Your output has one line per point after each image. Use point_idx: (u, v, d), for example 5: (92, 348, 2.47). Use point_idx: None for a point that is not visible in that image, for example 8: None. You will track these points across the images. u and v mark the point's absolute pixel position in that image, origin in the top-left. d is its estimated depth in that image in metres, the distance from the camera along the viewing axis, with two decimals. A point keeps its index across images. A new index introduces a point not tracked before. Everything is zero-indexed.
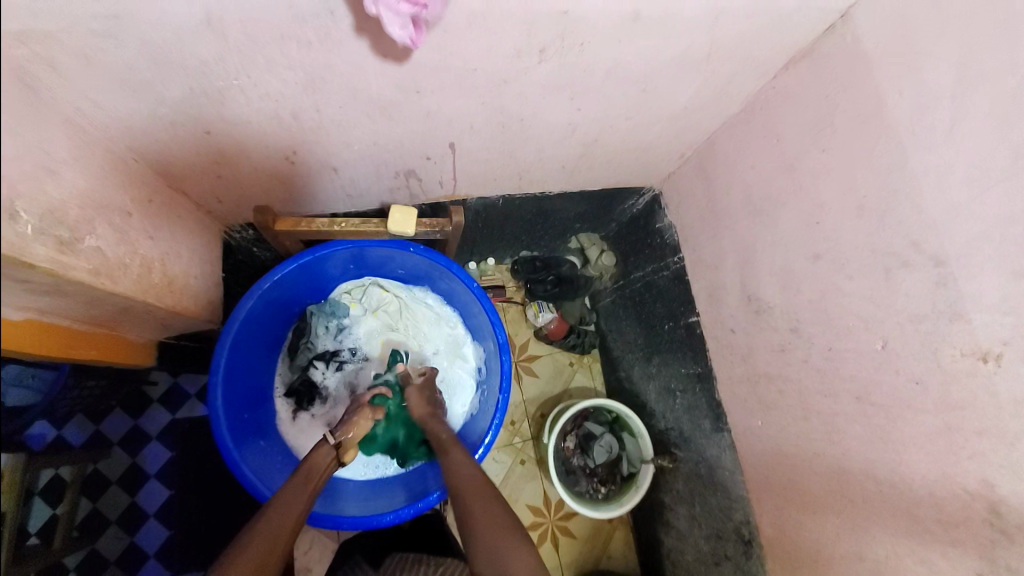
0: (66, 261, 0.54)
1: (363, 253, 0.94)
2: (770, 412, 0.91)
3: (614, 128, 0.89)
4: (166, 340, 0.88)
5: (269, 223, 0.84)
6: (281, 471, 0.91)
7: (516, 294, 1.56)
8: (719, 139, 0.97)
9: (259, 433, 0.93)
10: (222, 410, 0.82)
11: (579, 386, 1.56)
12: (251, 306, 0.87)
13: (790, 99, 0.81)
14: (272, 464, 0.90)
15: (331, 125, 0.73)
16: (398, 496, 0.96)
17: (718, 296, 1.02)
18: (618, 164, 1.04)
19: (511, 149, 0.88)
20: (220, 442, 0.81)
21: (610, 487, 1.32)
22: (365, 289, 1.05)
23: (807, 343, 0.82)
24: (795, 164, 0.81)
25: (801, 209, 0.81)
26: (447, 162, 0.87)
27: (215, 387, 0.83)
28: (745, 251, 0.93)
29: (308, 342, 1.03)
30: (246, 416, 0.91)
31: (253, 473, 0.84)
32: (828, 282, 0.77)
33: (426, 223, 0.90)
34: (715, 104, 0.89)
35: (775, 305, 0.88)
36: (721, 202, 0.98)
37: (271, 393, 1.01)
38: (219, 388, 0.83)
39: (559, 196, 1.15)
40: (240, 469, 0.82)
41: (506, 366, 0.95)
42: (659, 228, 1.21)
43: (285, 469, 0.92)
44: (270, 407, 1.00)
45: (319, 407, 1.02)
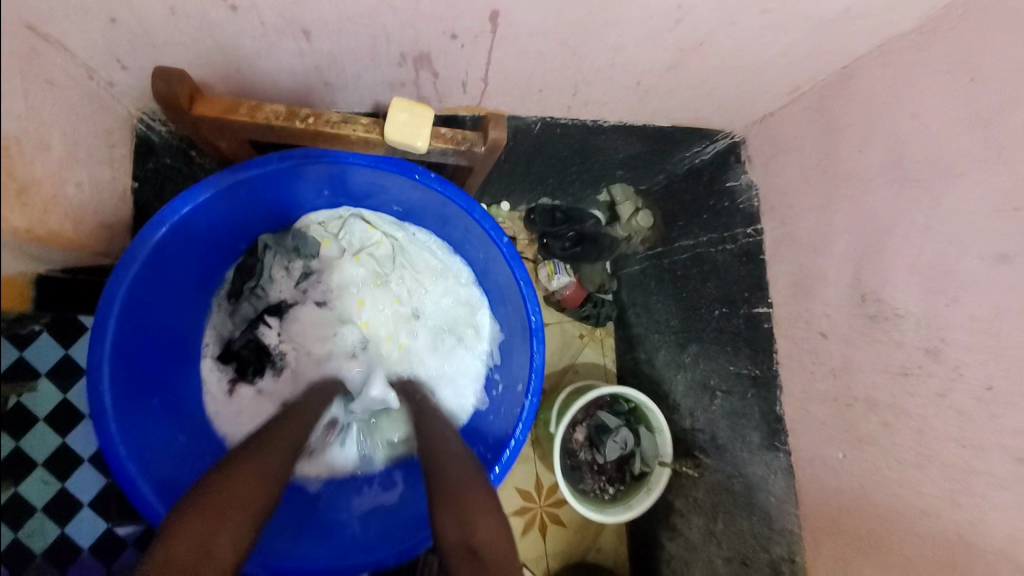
0: None
1: (343, 173, 0.67)
2: (861, 446, 0.71)
3: (736, 28, 0.60)
4: (49, 273, 0.58)
5: (183, 101, 0.55)
6: (198, 467, 0.70)
7: (527, 249, 1.29)
8: (867, 71, 0.69)
9: (176, 425, 0.70)
10: (105, 389, 0.59)
11: (587, 362, 1.34)
12: (163, 240, 0.62)
13: (1019, 13, 0.53)
14: (181, 462, 0.68)
15: None
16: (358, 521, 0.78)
17: (808, 288, 0.79)
18: (712, 90, 0.75)
19: (580, 41, 0.59)
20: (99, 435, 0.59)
21: (617, 487, 1.15)
22: (346, 222, 0.78)
23: (950, 373, 0.60)
24: (1003, 117, 0.54)
25: (996, 184, 0.55)
26: (480, 49, 0.58)
27: (96, 360, 0.59)
28: (870, 236, 0.69)
29: (260, 286, 0.78)
30: (156, 402, 0.67)
31: (148, 474, 0.62)
32: (1019, 297, 0.53)
33: (443, 137, 0.61)
34: (884, 11, 0.61)
35: (905, 314, 0.64)
36: (846, 161, 0.72)
37: (199, 356, 0.77)
38: (103, 361, 0.59)
39: (613, 129, 0.86)
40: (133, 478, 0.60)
41: (537, 358, 0.72)
42: (731, 189, 0.95)
43: (209, 473, 0.71)
44: (200, 383, 0.76)
45: (267, 379, 0.79)
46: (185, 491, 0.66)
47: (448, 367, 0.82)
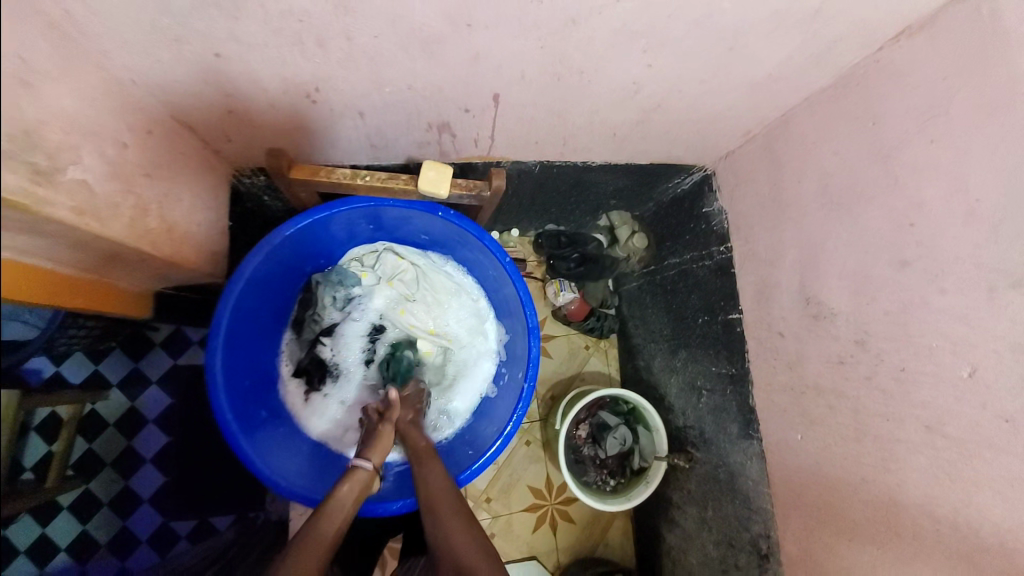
0: (44, 195, 0.45)
1: (379, 213, 0.85)
2: (814, 427, 0.84)
3: (683, 93, 0.77)
4: (164, 291, 0.80)
5: (284, 169, 0.74)
6: (286, 447, 0.86)
7: (537, 270, 1.47)
8: (798, 118, 0.85)
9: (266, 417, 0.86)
10: (222, 384, 0.75)
11: (593, 371, 1.49)
12: (257, 265, 0.79)
13: (902, 76, 0.69)
14: (275, 443, 0.84)
15: (361, 59, 0.61)
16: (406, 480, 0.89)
17: (768, 295, 0.93)
18: (675, 137, 0.92)
19: (562, 108, 0.77)
20: (219, 420, 0.75)
21: (619, 480, 1.28)
22: (379, 255, 0.96)
23: (874, 359, 0.73)
24: (895, 155, 0.69)
25: (893, 208, 0.69)
26: (487, 117, 0.77)
27: (212, 353, 0.75)
28: (810, 250, 0.83)
29: (316, 313, 0.95)
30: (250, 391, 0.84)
31: (254, 450, 0.78)
32: (915, 295, 0.67)
33: (460, 185, 0.79)
34: (803, 76, 0.77)
35: (840, 314, 0.78)
36: (789, 190, 0.87)
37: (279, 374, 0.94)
38: (217, 353, 0.75)
39: (599, 168, 1.03)
40: (241, 446, 0.76)
41: (534, 350, 0.88)
42: (707, 213, 1.10)
43: (294, 454, 0.86)
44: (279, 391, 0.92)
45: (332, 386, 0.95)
46: (282, 463, 0.82)
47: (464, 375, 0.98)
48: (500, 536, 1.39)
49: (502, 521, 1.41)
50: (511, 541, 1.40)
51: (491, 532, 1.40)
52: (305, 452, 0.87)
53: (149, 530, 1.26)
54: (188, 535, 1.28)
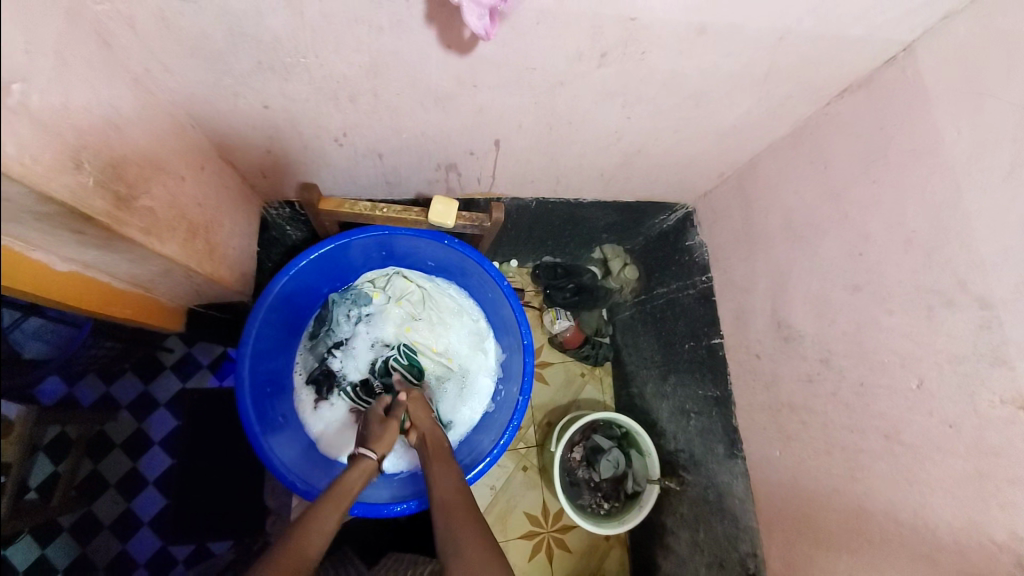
0: (120, 217, 0.54)
1: (390, 241, 0.95)
2: (790, 443, 0.90)
3: (660, 140, 0.88)
4: (195, 308, 0.89)
5: (314, 200, 0.84)
6: (300, 452, 0.92)
7: (534, 299, 1.54)
8: (764, 162, 0.96)
9: (282, 421, 0.93)
10: (247, 383, 0.84)
11: (588, 398, 1.54)
12: (284, 283, 0.89)
13: (844, 128, 0.80)
14: (291, 447, 0.91)
15: (384, 110, 0.72)
16: (408, 489, 0.95)
17: (745, 320, 1.01)
18: (656, 177, 1.03)
19: (554, 152, 0.88)
20: (244, 419, 0.83)
21: (612, 504, 1.31)
22: (389, 278, 1.05)
23: (837, 375, 0.80)
24: (843, 193, 0.79)
25: (844, 240, 0.78)
26: (489, 158, 0.88)
27: (241, 360, 0.84)
28: (779, 278, 0.92)
29: (330, 328, 1.02)
30: (269, 395, 0.92)
31: (272, 450, 0.85)
32: (867, 316, 0.75)
33: (465, 217, 0.89)
34: (763, 127, 0.88)
35: (807, 335, 0.86)
36: (758, 225, 0.97)
37: (292, 382, 1.01)
38: (246, 361, 0.84)
39: (590, 205, 1.14)
40: (260, 444, 0.84)
41: (529, 366, 0.96)
42: (689, 246, 1.21)
43: (309, 457, 0.93)
44: (292, 398, 0.99)
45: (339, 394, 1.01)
46: (297, 464, 0.88)
47: (463, 398, 1.04)
48: None
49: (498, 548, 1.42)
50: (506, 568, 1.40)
51: None
52: (315, 455, 0.94)
53: (146, 554, 1.26)
54: (185, 560, 1.29)
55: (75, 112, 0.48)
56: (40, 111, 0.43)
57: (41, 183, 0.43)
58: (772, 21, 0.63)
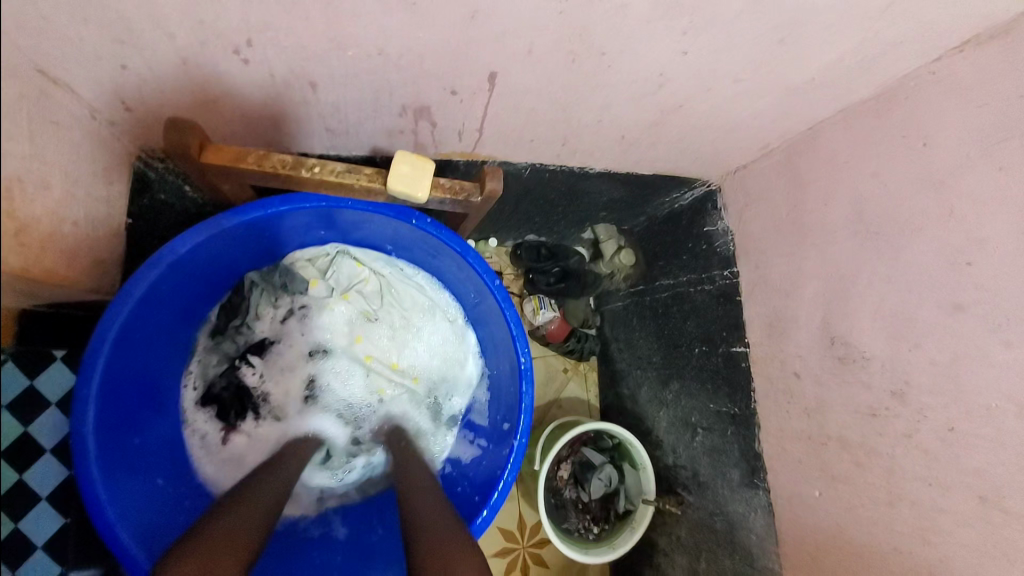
0: None
1: (333, 213, 0.68)
2: (835, 484, 0.74)
3: (712, 93, 0.65)
4: (29, 307, 0.60)
5: (193, 152, 0.56)
6: (177, 509, 0.68)
7: (514, 284, 1.31)
8: (828, 134, 0.75)
9: (155, 461, 0.69)
10: (89, 428, 0.58)
11: (571, 397, 1.35)
12: (157, 278, 0.62)
13: (955, 91, 0.60)
14: (156, 504, 0.66)
15: (315, 5, 0.44)
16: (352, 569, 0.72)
17: (782, 329, 0.83)
18: (688, 145, 0.80)
19: (569, 100, 0.63)
20: (84, 478, 0.58)
21: (602, 527, 1.14)
22: (333, 259, 0.79)
23: (913, 414, 0.63)
24: (950, 182, 0.59)
25: (946, 242, 0.60)
26: (477, 103, 0.62)
27: (81, 393, 0.59)
28: (836, 282, 0.73)
29: (246, 324, 0.79)
30: (134, 431, 0.66)
31: (125, 513, 0.61)
32: (971, 344, 0.57)
33: (442, 187, 0.63)
34: (841, 88, 0.67)
35: (872, 358, 0.68)
36: (813, 214, 0.77)
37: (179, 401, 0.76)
38: (88, 395, 0.59)
39: (599, 176, 0.90)
40: (104, 512, 0.59)
41: (526, 397, 0.74)
42: (708, 233, 1.00)
43: (188, 511, 0.69)
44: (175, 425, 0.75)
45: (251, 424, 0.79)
46: (161, 532, 0.64)
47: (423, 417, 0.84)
48: None
49: None
50: None
51: None
52: (190, 507, 0.70)
53: None
54: None
55: None
56: None
57: None
58: None
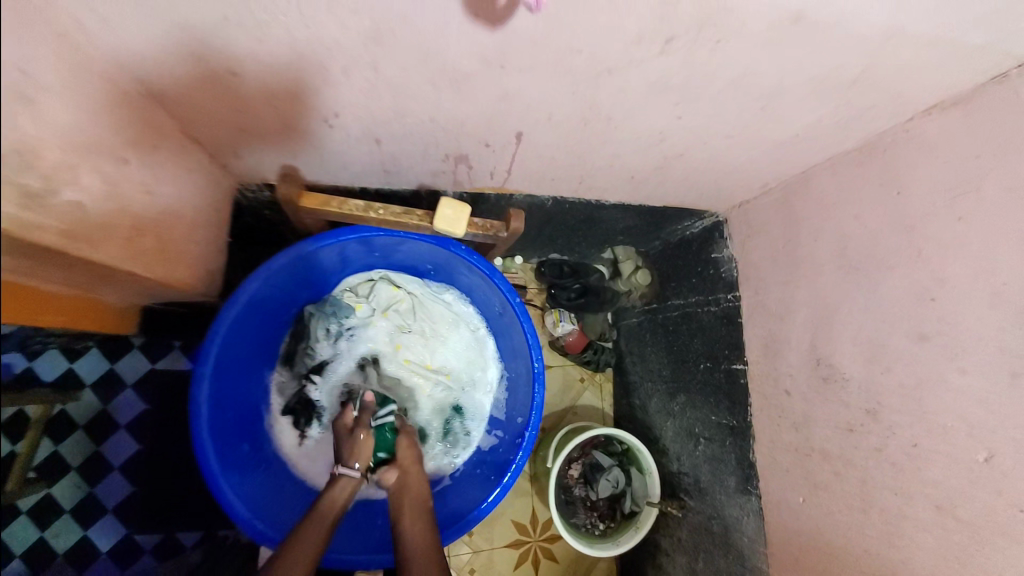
0: (31, 219, 0.41)
1: (369, 241, 0.82)
2: (817, 492, 0.82)
3: (708, 144, 0.76)
4: (151, 306, 0.76)
5: (295, 197, 0.71)
6: (263, 483, 0.82)
7: (537, 297, 1.43)
8: (818, 176, 0.84)
9: (248, 441, 0.83)
10: (205, 413, 0.72)
11: (587, 405, 1.45)
12: (254, 290, 0.77)
13: (925, 148, 0.68)
14: (248, 475, 0.80)
15: (386, 89, 0.59)
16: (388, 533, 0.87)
17: (776, 350, 0.92)
18: (692, 184, 0.91)
19: (584, 150, 0.75)
20: (201, 452, 0.72)
21: (608, 524, 1.24)
22: (373, 285, 0.93)
23: (883, 430, 0.71)
24: (917, 228, 0.67)
25: (912, 280, 0.68)
26: (507, 153, 0.75)
27: (198, 384, 0.73)
28: (822, 310, 0.82)
29: (307, 347, 0.91)
30: (233, 417, 0.81)
31: (235, 494, 0.75)
32: (931, 370, 0.65)
33: (476, 225, 0.77)
34: (824, 140, 0.76)
35: (851, 379, 0.77)
36: (804, 248, 0.86)
37: (266, 405, 0.90)
38: (204, 386, 0.73)
39: (613, 206, 1.01)
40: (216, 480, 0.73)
41: (537, 397, 0.86)
42: (715, 259, 1.09)
43: (270, 483, 0.83)
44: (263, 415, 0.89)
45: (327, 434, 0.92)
46: (260, 506, 0.79)
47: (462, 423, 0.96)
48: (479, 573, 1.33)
49: (483, 557, 1.35)
50: None
51: (470, 568, 1.33)
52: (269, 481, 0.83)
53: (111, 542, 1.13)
54: (153, 550, 1.15)
55: None
56: None
57: None
58: (885, 13, 0.50)
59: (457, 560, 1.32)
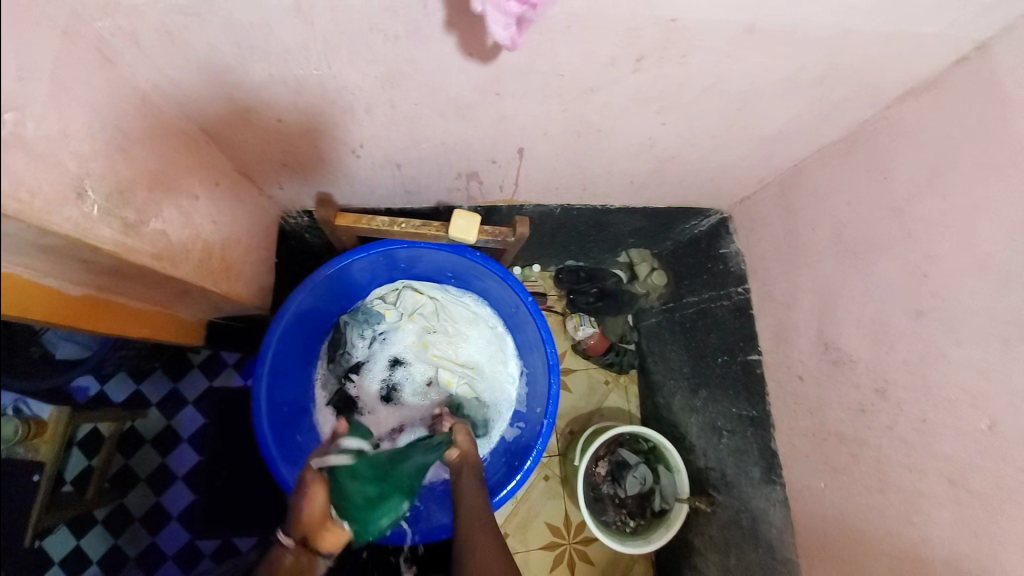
0: (130, 244, 0.52)
1: (390, 255, 0.91)
2: (836, 476, 0.83)
3: (697, 146, 0.82)
4: (214, 320, 0.89)
5: (329, 218, 0.83)
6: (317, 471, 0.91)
7: (557, 304, 1.49)
8: (811, 168, 0.88)
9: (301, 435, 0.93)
10: (264, 404, 0.83)
11: (612, 406, 1.48)
12: (301, 299, 0.87)
13: (906, 133, 0.71)
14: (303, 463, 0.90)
15: (403, 121, 0.69)
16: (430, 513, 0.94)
17: (786, 338, 0.94)
18: (690, 184, 0.97)
19: (582, 160, 0.83)
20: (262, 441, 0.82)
21: (638, 522, 1.26)
22: (399, 292, 1.03)
23: (892, 407, 0.73)
24: (905, 209, 0.70)
25: (906, 259, 0.71)
26: (512, 167, 0.83)
27: (258, 380, 0.84)
28: (826, 295, 0.85)
29: (344, 351, 1.01)
30: (287, 411, 0.91)
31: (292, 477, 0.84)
32: (932, 345, 0.67)
33: (487, 232, 0.85)
34: (810, 133, 0.81)
35: (858, 360, 0.79)
36: (803, 237, 0.89)
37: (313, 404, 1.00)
38: (262, 381, 0.84)
39: (619, 211, 1.08)
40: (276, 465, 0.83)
41: (553, 388, 0.92)
42: (724, 254, 1.13)
43: None
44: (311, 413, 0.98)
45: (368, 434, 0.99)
46: None
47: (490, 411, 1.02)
48: None
49: (518, 559, 1.37)
50: None
51: None
52: None
53: (176, 546, 1.25)
54: (211, 554, 1.25)
55: (77, 139, 0.46)
56: (35, 142, 0.41)
57: (42, 217, 0.42)
58: (834, 17, 0.56)
59: None
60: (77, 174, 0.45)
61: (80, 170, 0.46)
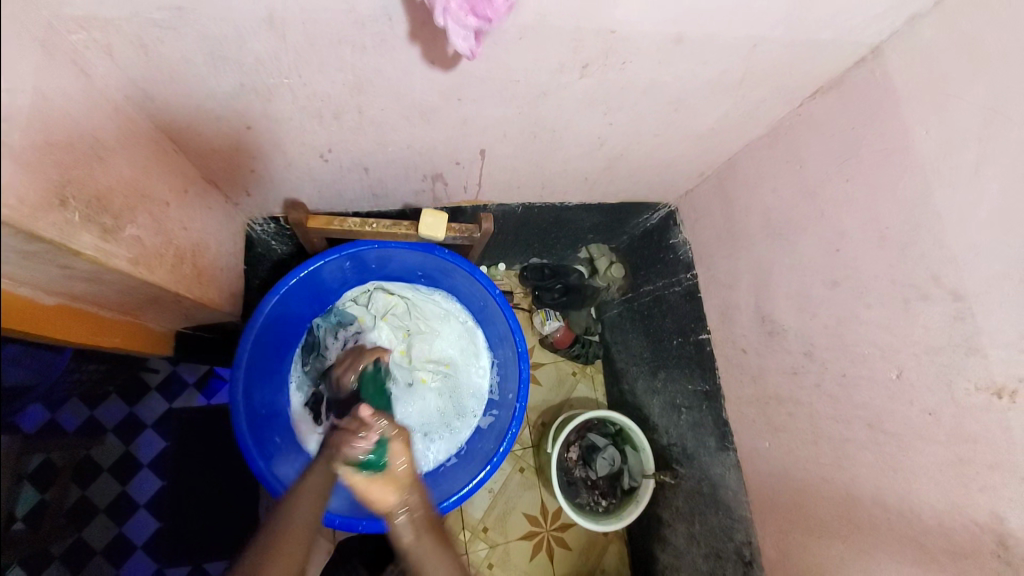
0: (108, 249, 0.54)
1: (359, 257, 0.94)
2: (778, 434, 0.93)
3: (642, 144, 0.90)
4: (184, 329, 0.89)
5: (302, 220, 0.85)
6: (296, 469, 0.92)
7: (524, 301, 1.55)
8: (741, 161, 0.99)
9: (277, 436, 0.93)
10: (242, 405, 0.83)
11: (581, 396, 1.55)
12: (274, 303, 0.89)
13: (816, 128, 0.82)
14: (281, 461, 0.90)
15: (370, 126, 0.72)
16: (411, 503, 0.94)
17: (730, 316, 1.04)
18: (637, 179, 1.05)
19: (540, 159, 0.89)
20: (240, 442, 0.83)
21: (610, 501, 1.33)
22: (370, 294, 1.07)
23: (820, 367, 0.83)
24: (819, 192, 0.81)
25: (823, 236, 0.81)
26: (474, 168, 0.88)
27: (234, 383, 0.84)
28: (761, 274, 0.95)
29: (320, 353, 1.04)
30: (262, 413, 0.91)
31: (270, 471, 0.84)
32: (846, 309, 0.77)
33: (455, 229, 0.91)
34: (738, 130, 0.91)
35: (790, 329, 0.89)
36: (739, 223, 0.99)
37: (287, 407, 1.00)
38: (239, 383, 0.84)
39: (577, 207, 1.15)
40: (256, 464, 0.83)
41: (523, 373, 0.97)
42: (673, 244, 1.23)
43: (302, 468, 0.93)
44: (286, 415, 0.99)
45: None
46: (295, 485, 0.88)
47: (463, 403, 1.07)
48: (498, 566, 1.39)
49: (499, 550, 1.41)
50: (508, 571, 1.40)
51: (488, 563, 1.39)
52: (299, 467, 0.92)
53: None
54: None
55: (56, 148, 0.47)
56: (21, 151, 0.42)
57: (29, 222, 0.43)
58: (745, 30, 0.66)
59: (475, 556, 1.39)
60: (55, 180, 0.46)
61: (59, 177, 0.47)
